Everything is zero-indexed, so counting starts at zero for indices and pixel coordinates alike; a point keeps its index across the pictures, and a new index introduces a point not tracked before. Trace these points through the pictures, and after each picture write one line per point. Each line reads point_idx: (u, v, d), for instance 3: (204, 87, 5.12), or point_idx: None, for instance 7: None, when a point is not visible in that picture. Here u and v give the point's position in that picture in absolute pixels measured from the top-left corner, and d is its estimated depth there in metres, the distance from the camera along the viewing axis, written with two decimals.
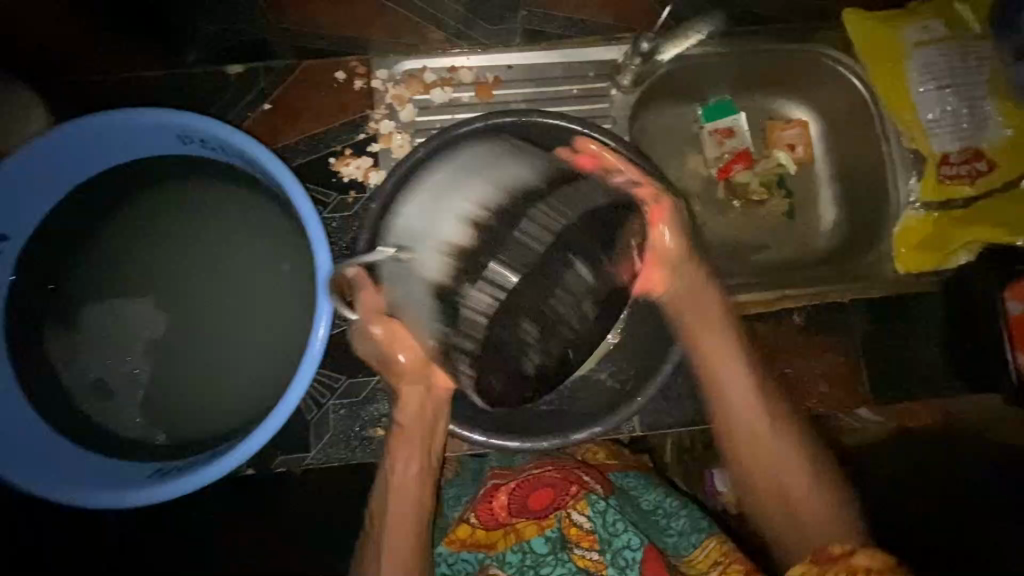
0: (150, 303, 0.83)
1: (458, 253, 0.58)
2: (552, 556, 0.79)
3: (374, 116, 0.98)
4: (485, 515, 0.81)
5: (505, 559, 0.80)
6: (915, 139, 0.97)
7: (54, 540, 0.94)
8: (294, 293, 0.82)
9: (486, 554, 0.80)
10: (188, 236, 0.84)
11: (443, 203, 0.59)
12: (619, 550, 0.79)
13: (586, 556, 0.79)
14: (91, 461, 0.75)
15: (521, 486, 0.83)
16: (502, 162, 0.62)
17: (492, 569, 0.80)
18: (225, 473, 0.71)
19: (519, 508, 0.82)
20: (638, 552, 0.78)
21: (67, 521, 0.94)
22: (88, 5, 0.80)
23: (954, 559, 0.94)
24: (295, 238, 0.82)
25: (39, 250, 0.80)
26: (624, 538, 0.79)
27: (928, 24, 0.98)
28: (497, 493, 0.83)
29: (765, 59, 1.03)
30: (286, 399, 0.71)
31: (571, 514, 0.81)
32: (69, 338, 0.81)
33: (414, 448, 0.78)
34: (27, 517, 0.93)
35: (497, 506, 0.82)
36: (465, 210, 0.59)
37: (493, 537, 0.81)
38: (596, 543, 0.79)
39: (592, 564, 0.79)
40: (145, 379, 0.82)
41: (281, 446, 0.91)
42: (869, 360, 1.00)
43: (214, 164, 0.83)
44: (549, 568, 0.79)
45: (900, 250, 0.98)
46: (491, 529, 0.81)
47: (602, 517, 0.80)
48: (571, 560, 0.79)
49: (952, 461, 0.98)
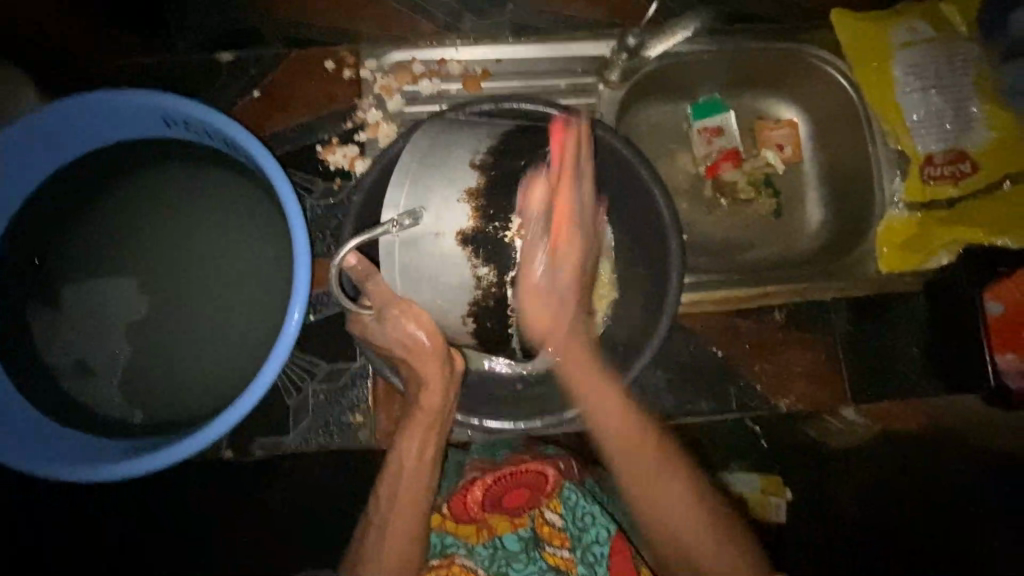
0: (132, 284, 0.84)
1: (473, 198, 0.68)
2: (524, 554, 0.80)
3: (362, 106, 0.98)
4: (459, 509, 0.81)
5: (475, 551, 0.80)
6: (899, 140, 0.98)
7: (55, 541, 0.99)
8: (275, 277, 0.82)
9: (457, 542, 0.80)
10: (172, 219, 0.85)
11: (440, 167, 0.69)
12: (589, 545, 0.80)
13: (557, 554, 0.80)
14: (68, 437, 0.75)
15: (499, 482, 0.81)
16: (462, 125, 0.74)
17: (458, 558, 0.79)
18: (201, 448, 0.71)
19: (494, 504, 0.81)
20: (606, 547, 0.79)
21: (67, 521, 0.99)
22: (89, 6, 0.88)
23: (937, 559, 1.06)
24: (276, 222, 0.83)
25: (25, 229, 0.81)
26: (594, 533, 0.80)
27: (913, 25, 0.99)
28: (472, 487, 0.81)
29: (754, 58, 1.03)
30: (263, 377, 0.72)
31: (544, 513, 0.83)
32: (51, 317, 0.82)
33: (425, 424, 0.74)
34: (27, 517, 0.99)
35: (471, 501, 0.81)
36: (464, 162, 0.70)
37: (465, 530, 0.80)
38: (567, 540, 0.81)
39: (563, 562, 0.80)
40: (127, 359, 0.83)
41: (260, 429, 0.91)
42: (849, 358, 1.00)
43: (200, 149, 0.84)
44: (519, 565, 0.79)
45: (883, 249, 0.96)
46: (462, 523, 0.81)
47: (572, 513, 0.82)
48: (542, 558, 0.80)
49: (936, 466, 1.05)
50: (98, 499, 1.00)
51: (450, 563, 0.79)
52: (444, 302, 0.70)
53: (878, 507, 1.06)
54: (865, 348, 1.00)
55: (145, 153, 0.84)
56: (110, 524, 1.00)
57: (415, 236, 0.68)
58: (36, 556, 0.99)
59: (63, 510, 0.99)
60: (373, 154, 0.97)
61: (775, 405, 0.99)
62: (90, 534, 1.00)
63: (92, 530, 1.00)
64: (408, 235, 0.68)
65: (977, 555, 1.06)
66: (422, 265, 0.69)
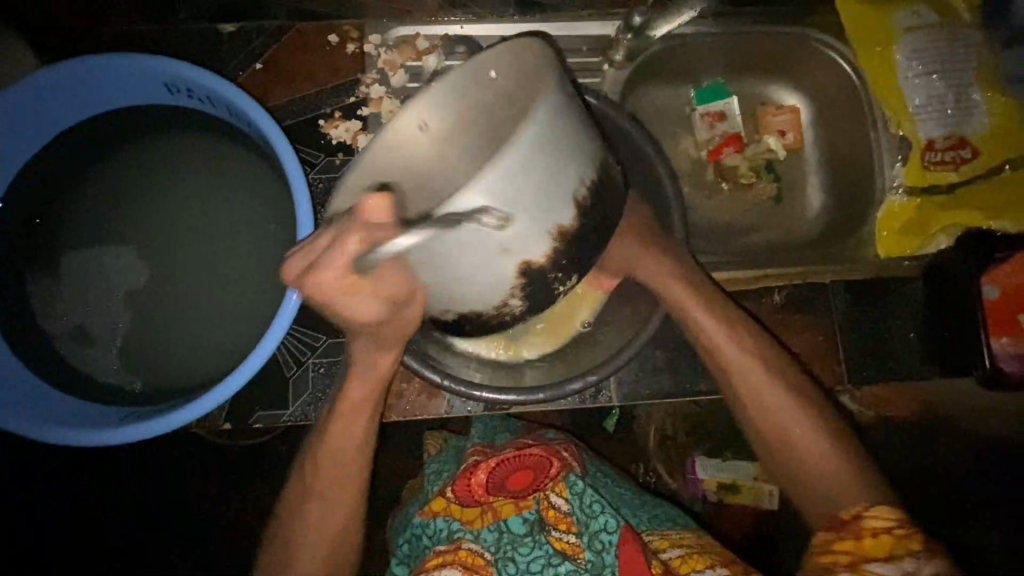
0: (131, 253, 0.83)
1: (562, 238, 0.62)
2: (530, 538, 0.77)
3: (365, 81, 0.98)
4: (463, 491, 0.82)
5: (481, 537, 0.78)
6: (900, 124, 0.99)
7: (55, 541, 1.03)
8: (276, 249, 0.82)
9: (462, 527, 0.79)
10: (173, 188, 0.84)
11: (557, 178, 0.59)
12: (596, 532, 0.77)
13: (563, 539, 0.77)
14: (67, 404, 0.75)
15: (503, 465, 0.84)
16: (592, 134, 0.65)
17: (465, 543, 0.78)
18: (201, 415, 0.71)
19: (498, 487, 0.82)
20: (614, 536, 0.76)
21: (67, 521, 1.03)
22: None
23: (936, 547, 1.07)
24: (278, 193, 0.82)
25: (24, 194, 0.81)
26: (601, 520, 0.77)
27: (917, 10, 0.99)
28: (476, 470, 0.83)
29: (759, 42, 1.03)
30: (264, 346, 0.72)
31: (548, 496, 0.80)
32: (50, 285, 0.82)
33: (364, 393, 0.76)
34: (28, 517, 1.02)
35: (475, 483, 0.82)
36: (578, 189, 0.62)
37: (469, 514, 0.80)
38: (573, 525, 0.78)
39: (569, 547, 0.77)
40: (125, 327, 0.82)
41: (259, 403, 0.91)
42: (849, 341, 1.00)
43: (202, 117, 0.83)
44: (525, 548, 0.76)
45: (882, 233, 0.99)
46: (466, 505, 0.81)
47: (579, 499, 0.79)
48: (548, 542, 0.77)
49: (927, 448, 1.08)
50: (98, 500, 1.04)
51: (456, 548, 0.78)
52: (460, 303, 0.65)
53: None
54: (864, 332, 1.00)
55: (148, 120, 0.83)
56: (110, 524, 1.04)
57: (485, 239, 0.58)
58: (35, 555, 1.02)
59: (62, 511, 1.03)
60: (375, 129, 0.97)
61: None
62: (90, 533, 1.04)
63: (92, 530, 1.04)
64: (479, 235, 0.57)
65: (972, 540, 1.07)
66: (470, 269, 0.60)
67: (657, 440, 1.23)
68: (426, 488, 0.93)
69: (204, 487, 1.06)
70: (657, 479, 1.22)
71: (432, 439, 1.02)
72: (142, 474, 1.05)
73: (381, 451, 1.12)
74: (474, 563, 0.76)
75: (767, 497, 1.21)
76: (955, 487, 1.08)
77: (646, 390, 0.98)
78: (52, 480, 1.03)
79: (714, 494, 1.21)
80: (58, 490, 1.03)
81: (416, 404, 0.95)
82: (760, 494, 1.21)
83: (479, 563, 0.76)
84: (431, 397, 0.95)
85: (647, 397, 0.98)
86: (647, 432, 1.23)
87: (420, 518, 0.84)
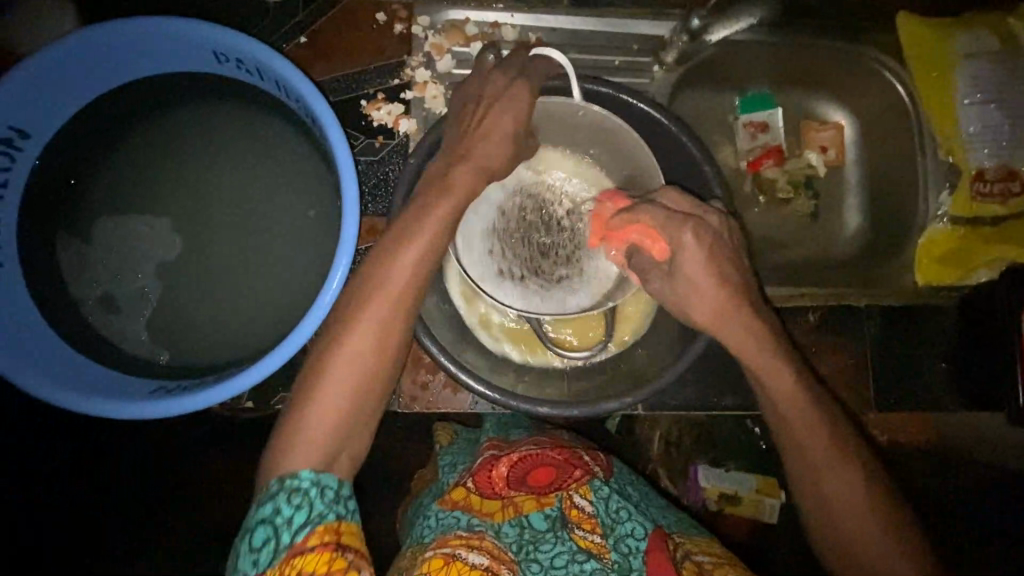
0: (165, 222, 0.82)
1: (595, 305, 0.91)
2: (552, 534, 0.77)
3: (410, 63, 0.95)
4: (484, 481, 0.81)
5: (501, 530, 0.77)
6: (952, 151, 0.97)
7: (55, 540, 1.02)
8: (315, 232, 0.80)
9: (482, 521, 0.78)
10: (214, 158, 0.82)
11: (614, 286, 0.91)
12: (622, 536, 0.78)
13: (589, 538, 0.77)
14: (94, 371, 0.74)
15: (524, 460, 0.84)
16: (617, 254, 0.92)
17: (488, 536, 0.76)
18: (235, 394, 0.70)
19: (518, 482, 0.82)
20: (641, 543, 0.77)
21: (66, 521, 1.02)
22: None
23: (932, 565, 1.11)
24: (322, 174, 0.81)
25: (59, 152, 0.79)
26: (628, 527, 0.79)
27: (980, 36, 0.97)
28: (497, 463, 0.83)
29: (815, 54, 1.01)
30: (299, 332, 0.70)
31: (572, 496, 0.81)
32: (80, 248, 0.80)
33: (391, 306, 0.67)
34: (27, 517, 1.00)
35: (496, 475, 0.82)
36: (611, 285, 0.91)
37: (489, 507, 0.79)
38: (598, 526, 0.78)
39: (595, 546, 0.76)
40: (155, 296, 0.81)
41: (282, 383, 0.90)
42: (876, 366, 0.99)
43: (247, 87, 0.81)
44: (547, 545, 0.76)
45: (922, 261, 0.97)
46: (486, 497, 0.80)
47: (603, 503, 0.80)
48: (571, 540, 0.77)
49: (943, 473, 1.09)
50: (98, 500, 1.03)
51: (483, 537, 0.76)
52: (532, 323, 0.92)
53: None
54: (891, 352, 0.99)
55: (194, 87, 0.81)
56: (110, 524, 1.03)
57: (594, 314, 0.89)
58: (35, 555, 1.01)
59: (63, 512, 1.02)
60: (418, 114, 0.95)
61: None
62: (90, 534, 1.03)
63: (92, 531, 1.03)
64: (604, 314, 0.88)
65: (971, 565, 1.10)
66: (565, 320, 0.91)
67: (662, 448, 1.23)
68: (439, 479, 0.91)
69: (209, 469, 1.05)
70: (658, 484, 1.22)
71: (443, 431, 1.01)
72: (142, 474, 1.04)
73: (389, 439, 1.11)
74: (500, 555, 0.74)
75: (768, 511, 1.23)
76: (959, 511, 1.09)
77: (669, 399, 0.97)
78: (51, 480, 1.01)
79: (714, 503, 1.22)
80: (57, 490, 1.01)
81: (439, 397, 0.95)
82: (759, 508, 1.22)
83: (503, 558, 0.74)
84: (455, 391, 0.95)
85: (670, 407, 0.97)
86: (652, 439, 1.22)
87: (437, 506, 0.82)
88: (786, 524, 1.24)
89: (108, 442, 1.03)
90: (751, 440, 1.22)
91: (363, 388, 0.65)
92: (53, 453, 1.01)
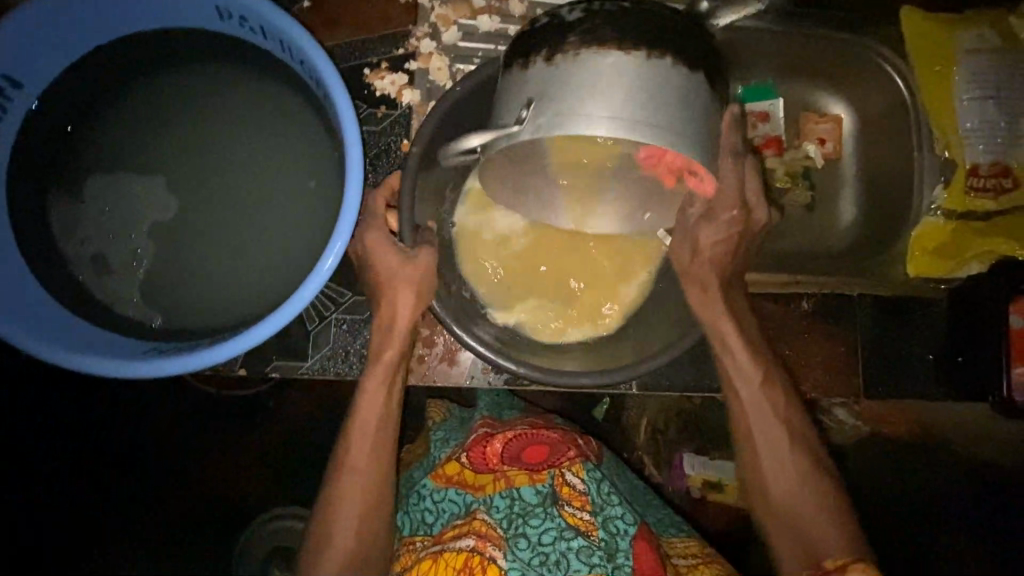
0: (161, 183, 0.80)
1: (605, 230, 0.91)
2: (541, 509, 0.76)
3: (416, 33, 0.94)
4: (477, 457, 0.82)
5: (492, 503, 0.77)
6: (948, 146, 0.98)
7: (55, 541, 1.12)
8: (315, 198, 0.79)
9: (475, 497, 0.78)
10: (214, 119, 0.81)
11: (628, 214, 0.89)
12: (610, 517, 0.78)
13: (577, 515, 0.77)
14: (88, 331, 0.72)
15: (518, 438, 0.84)
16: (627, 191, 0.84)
17: (480, 513, 0.77)
18: (230, 357, 0.69)
19: (512, 457, 0.82)
20: (630, 527, 0.77)
21: (66, 521, 1.13)
22: None
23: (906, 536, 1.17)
24: (324, 138, 0.79)
25: (54, 106, 0.76)
26: (618, 510, 0.79)
27: (982, 33, 0.99)
28: (492, 439, 0.84)
29: (818, 46, 1.02)
30: (299, 296, 0.69)
31: (564, 474, 0.80)
32: (73, 207, 0.78)
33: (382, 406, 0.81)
34: (27, 517, 1.10)
35: (490, 452, 0.82)
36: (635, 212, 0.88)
37: (480, 481, 0.80)
38: (588, 504, 0.78)
39: (582, 524, 0.76)
40: (149, 258, 0.79)
41: (277, 351, 0.89)
42: (866, 353, 1.00)
43: (249, 46, 0.78)
44: (536, 520, 0.76)
45: (914, 252, 0.99)
46: (479, 472, 0.81)
47: (595, 483, 0.80)
48: (560, 516, 0.76)
49: (921, 455, 1.14)
50: (96, 499, 1.14)
51: (472, 518, 0.76)
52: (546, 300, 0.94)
53: (852, 486, 1.18)
54: (884, 342, 1.01)
55: (195, 46, 0.79)
56: (109, 523, 1.15)
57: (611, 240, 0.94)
58: (35, 554, 1.11)
59: (63, 512, 1.12)
60: (422, 85, 0.93)
61: None
62: (87, 531, 1.14)
63: (89, 528, 1.14)
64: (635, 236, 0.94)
65: (933, 530, 1.19)
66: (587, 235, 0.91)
67: (648, 432, 1.24)
68: (430, 453, 0.92)
69: (202, 459, 1.16)
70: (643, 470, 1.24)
71: (436, 407, 1.03)
72: (140, 473, 1.15)
73: None
74: (489, 533, 0.75)
75: None
76: (930, 484, 1.17)
77: (666, 378, 0.96)
78: (51, 481, 1.11)
79: (698, 490, 1.23)
80: (57, 490, 1.11)
81: (435, 370, 0.94)
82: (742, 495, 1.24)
83: (492, 537, 0.75)
84: (451, 364, 0.94)
85: (666, 386, 0.97)
86: (640, 424, 1.24)
87: (430, 482, 0.83)
88: None
89: (109, 441, 1.14)
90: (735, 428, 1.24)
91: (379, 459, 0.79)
92: (53, 452, 1.10)
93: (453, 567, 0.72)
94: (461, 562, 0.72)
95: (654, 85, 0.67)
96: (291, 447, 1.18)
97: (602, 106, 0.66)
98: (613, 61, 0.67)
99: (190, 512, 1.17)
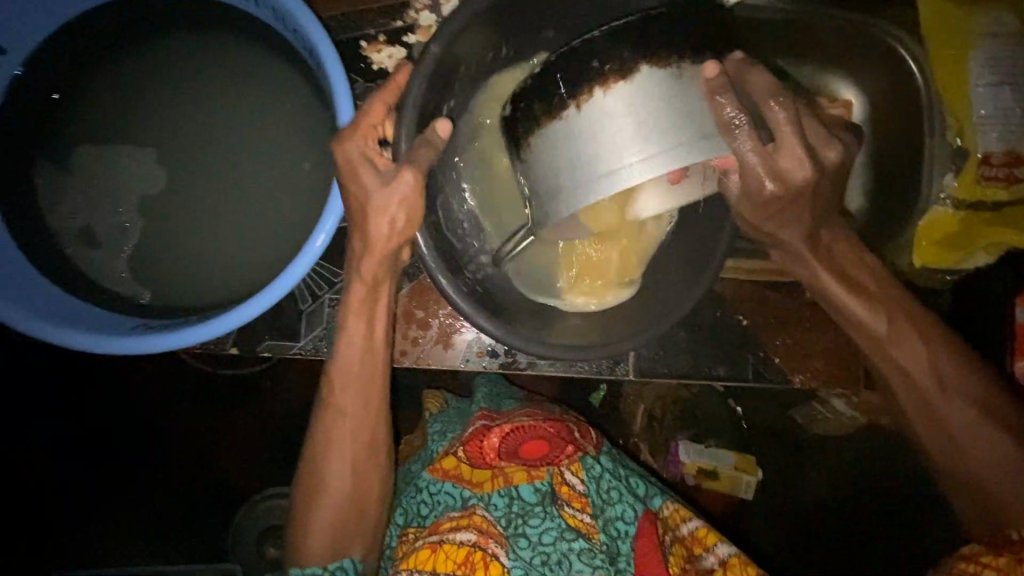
0: (148, 154, 0.78)
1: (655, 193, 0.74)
2: (540, 508, 0.76)
3: (414, 5, 0.90)
4: (474, 453, 0.79)
5: (490, 501, 0.77)
6: (960, 133, 0.94)
7: (56, 524, 1.14)
8: (306, 172, 0.76)
9: (473, 492, 0.78)
10: (202, 89, 0.78)
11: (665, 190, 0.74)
12: (611, 520, 0.76)
13: (578, 517, 0.76)
14: (74, 305, 0.72)
15: (516, 431, 0.80)
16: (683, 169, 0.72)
17: (479, 509, 0.77)
18: (219, 335, 0.68)
19: (509, 453, 0.79)
20: (631, 527, 0.76)
21: (67, 505, 1.14)
22: None
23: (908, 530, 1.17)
24: (315, 111, 0.76)
25: (39, 72, 0.75)
26: (618, 510, 0.77)
27: (1000, 16, 0.95)
28: (488, 433, 0.80)
29: (831, 27, 0.99)
30: (291, 273, 0.68)
31: (563, 473, 0.78)
32: (59, 177, 0.77)
33: (366, 394, 0.78)
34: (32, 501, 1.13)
35: (487, 447, 0.79)
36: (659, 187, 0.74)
37: (480, 477, 0.78)
38: (588, 506, 0.77)
39: (583, 525, 0.76)
40: (137, 232, 0.77)
41: (270, 331, 0.87)
42: None
43: (240, 14, 0.76)
44: (536, 520, 0.75)
45: (921, 242, 0.96)
46: (477, 468, 0.79)
47: (595, 483, 0.78)
48: (560, 517, 0.76)
49: None
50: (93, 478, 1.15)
51: (469, 514, 0.76)
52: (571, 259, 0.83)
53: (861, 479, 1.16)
54: None
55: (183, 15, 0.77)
56: (106, 506, 1.15)
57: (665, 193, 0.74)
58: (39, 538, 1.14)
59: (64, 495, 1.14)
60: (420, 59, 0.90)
61: (788, 380, 0.92)
62: (82, 508, 1.15)
63: (86, 507, 1.15)
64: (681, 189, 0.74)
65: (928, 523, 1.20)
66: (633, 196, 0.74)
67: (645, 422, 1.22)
68: (428, 446, 0.91)
69: (196, 440, 1.16)
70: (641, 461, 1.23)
71: (433, 397, 1.02)
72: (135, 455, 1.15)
73: None
74: (489, 529, 0.75)
75: (744, 488, 1.24)
76: None
77: (661, 365, 0.92)
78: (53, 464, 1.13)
79: (693, 478, 1.21)
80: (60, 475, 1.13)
81: (430, 352, 0.91)
82: (737, 485, 1.23)
83: (490, 530, 0.76)
84: (447, 346, 0.91)
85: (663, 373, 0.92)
86: (635, 412, 1.22)
87: (427, 474, 0.82)
88: (760, 500, 1.26)
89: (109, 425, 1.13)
90: (732, 416, 1.24)
91: (369, 445, 0.79)
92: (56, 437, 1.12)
93: (454, 561, 0.73)
94: (462, 556, 0.73)
95: (672, 107, 0.63)
96: (284, 429, 1.17)
97: (642, 146, 0.63)
98: (610, 112, 0.62)
99: (185, 497, 1.16)
